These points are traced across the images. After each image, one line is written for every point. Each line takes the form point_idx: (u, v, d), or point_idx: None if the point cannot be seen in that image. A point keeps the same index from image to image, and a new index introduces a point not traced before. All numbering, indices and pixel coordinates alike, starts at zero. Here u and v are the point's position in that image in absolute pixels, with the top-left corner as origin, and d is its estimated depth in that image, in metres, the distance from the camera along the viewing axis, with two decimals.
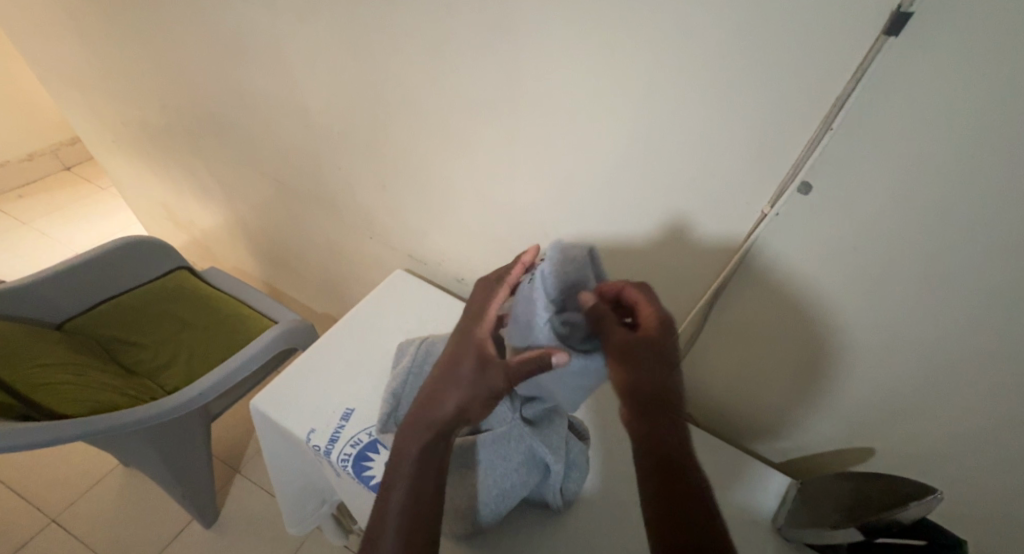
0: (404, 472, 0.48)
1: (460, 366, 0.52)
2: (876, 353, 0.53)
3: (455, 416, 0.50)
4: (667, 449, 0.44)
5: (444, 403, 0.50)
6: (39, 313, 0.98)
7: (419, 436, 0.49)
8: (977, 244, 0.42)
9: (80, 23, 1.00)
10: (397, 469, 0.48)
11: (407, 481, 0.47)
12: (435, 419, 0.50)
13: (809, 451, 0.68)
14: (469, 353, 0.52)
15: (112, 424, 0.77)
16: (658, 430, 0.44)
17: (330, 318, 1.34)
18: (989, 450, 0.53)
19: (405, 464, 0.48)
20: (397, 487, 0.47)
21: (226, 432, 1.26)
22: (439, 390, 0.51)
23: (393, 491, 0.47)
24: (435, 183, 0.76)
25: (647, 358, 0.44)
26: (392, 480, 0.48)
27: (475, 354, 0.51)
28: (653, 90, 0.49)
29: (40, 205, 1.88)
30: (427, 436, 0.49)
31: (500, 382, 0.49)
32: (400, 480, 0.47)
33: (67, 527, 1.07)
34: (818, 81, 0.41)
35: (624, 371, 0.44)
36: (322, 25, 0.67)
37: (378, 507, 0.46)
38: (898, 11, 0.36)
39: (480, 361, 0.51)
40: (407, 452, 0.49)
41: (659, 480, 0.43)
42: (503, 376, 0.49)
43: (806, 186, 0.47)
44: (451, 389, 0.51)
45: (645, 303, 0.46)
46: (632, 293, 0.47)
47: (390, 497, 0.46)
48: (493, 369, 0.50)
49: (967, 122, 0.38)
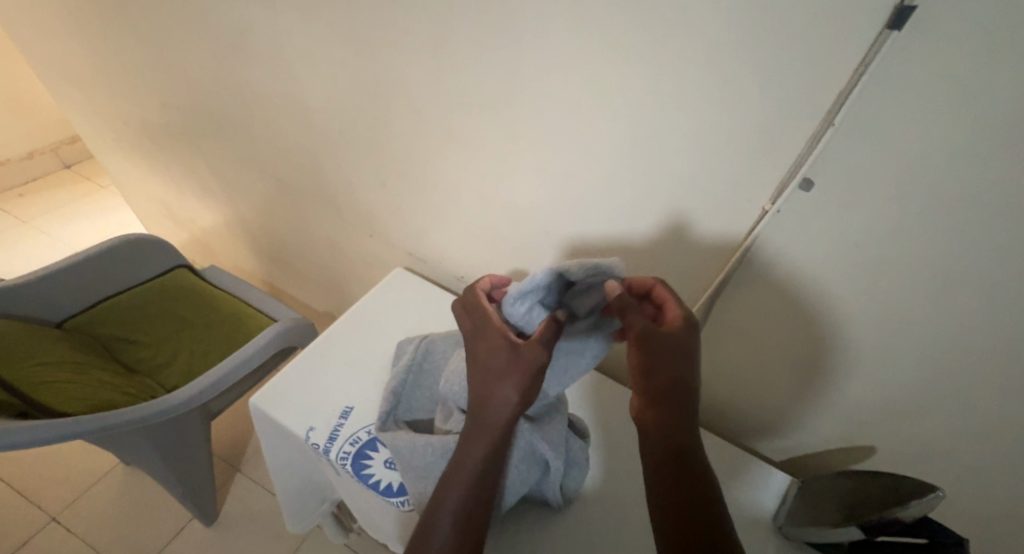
0: (463, 476, 0.47)
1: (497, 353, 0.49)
2: (877, 351, 0.53)
3: (513, 412, 0.48)
4: (679, 446, 0.43)
5: (498, 400, 0.48)
6: (39, 311, 0.99)
7: (476, 438, 0.48)
8: (980, 241, 0.42)
9: (80, 21, 1.00)
10: (455, 473, 0.48)
11: (467, 484, 0.47)
12: (492, 417, 0.48)
13: (810, 450, 0.67)
14: (497, 337, 0.49)
15: (112, 422, 0.77)
16: (671, 420, 0.44)
17: (330, 317, 1.34)
18: (992, 450, 0.53)
19: (464, 467, 0.48)
20: (453, 493, 0.47)
21: (226, 430, 1.26)
22: (490, 386, 0.48)
23: (449, 496, 0.47)
24: (434, 181, 0.76)
25: (672, 346, 0.45)
26: (449, 482, 0.48)
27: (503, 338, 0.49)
28: (654, 87, 0.49)
29: (41, 204, 1.88)
30: (484, 438, 0.48)
31: (539, 361, 0.47)
32: (457, 485, 0.47)
33: (68, 525, 1.07)
34: (819, 77, 0.41)
35: (644, 357, 0.44)
36: (321, 22, 0.67)
37: (433, 510, 0.47)
38: (901, 6, 0.36)
39: (513, 350, 0.48)
40: (464, 455, 0.48)
41: (665, 474, 0.43)
42: (543, 348, 0.47)
43: (807, 182, 0.47)
44: (503, 386, 0.48)
45: (671, 301, 0.48)
46: (662, 291, 0.49)
47: (446, 504, 0.47)
48: (526, 350, 0.47)
49: (969, 119, 0.37)
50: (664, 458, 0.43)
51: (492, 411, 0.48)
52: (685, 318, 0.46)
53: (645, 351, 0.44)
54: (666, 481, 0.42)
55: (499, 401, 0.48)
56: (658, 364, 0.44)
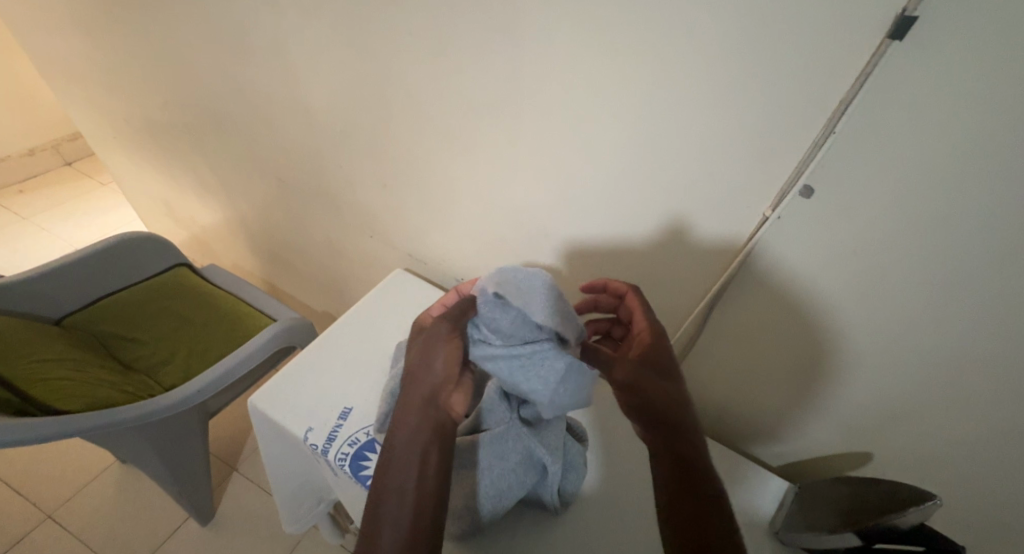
0: (399, 462, 0.45)
1: (412, 350, 0.53)
2: (875, 358, 0.53)
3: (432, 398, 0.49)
4: (679, 453, 0.44)
5: (414, 386, 0.49)
6: (39, 308, 0.99)
7: (401, 423, 0.47)
8: (978, 248, 0.42)
9: (83, 19, 1.00)
10: (388, 462, 0.45)
11: (404, 469, 0.45)
12: (411, 403, 0.48)
13: (809, 456, 0.67)
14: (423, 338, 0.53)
15: (108, 420, 0.76)
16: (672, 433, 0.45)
17: (328, 317, 1.34)
18: (988, 458, 0.53)
19: (394, 457, 0.45)
20: (395, 480, 0.44)
21: (223, 430, 1.26)
22: (409, 376, 0.50)
23: (389, 485, 0.44)
24: (435, 182, 0.76)
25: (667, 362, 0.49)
26: (385, 473, 0.45)
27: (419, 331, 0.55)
28: (655, 92, 0.49)
29: (41, 200, 1.88)
30: (409, 418, 0.47)
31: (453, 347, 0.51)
32: (397, 471, 0.45)
33: (63, 523, 1.06)
34: (819, 84, 0.41)
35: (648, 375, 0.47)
36: (324, 23, 0.67)
37: (375, 503, 0.44)
38: (902, 16, 0.36)
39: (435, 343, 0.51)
40: (393, 440, 0.47)
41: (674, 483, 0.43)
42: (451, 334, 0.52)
43: (808, 190, 0.47)
44: (419, 371, 0.50)
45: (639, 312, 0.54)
46: (634, 298, 0.55)
47: (387, 492, 0.44)
48: (435, 333, 0.52)
49: (968, 127, 0.38)
50: (673, 471, 0.44)
51: (414, 391, 0.49)
52: (653, 328, 0.52)
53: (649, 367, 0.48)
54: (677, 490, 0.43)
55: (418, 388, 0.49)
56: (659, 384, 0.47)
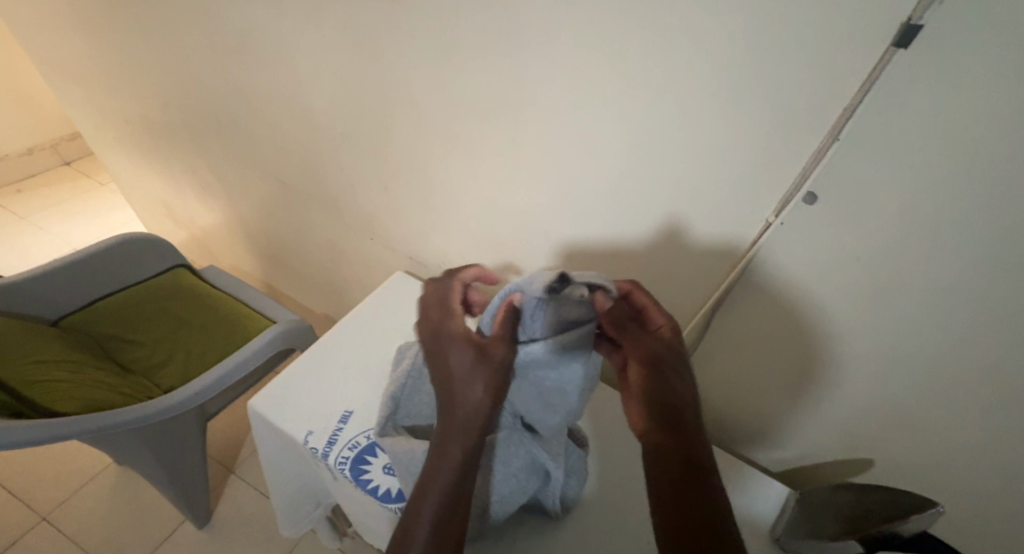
0: (444, 483, 0.44)
1: (461, 357, 0.46)
2: (877, 365, 0.53)
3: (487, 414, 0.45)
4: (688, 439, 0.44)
5: (467, 398, 0.45)
6: (37, 309, 0.98)
7: (450, 443, 0.45)
8: (981, 257, 0.42)
9: (84, 18, 1.00)
10: (431, 480, 0.45)
11: (448, 493, 0.44)
12: (464, 424, 0.45)
13: (811, 462, 0.67)
14: (460, 343, 0.48)
15: (106, 422, 0.76)
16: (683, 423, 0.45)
17: (327, 319, 1.33)
18: (989, 465, 0.53)
19: (438, 477, 0.45)
20: (435, 499, 0.44)
21: (221, 432, 1.25)
22: (464, 388, 0.45)
23: (426, 504, 0.44)
24: (436, 185, 0.76)
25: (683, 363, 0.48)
26: (425, 491, 0.45)
27: (468, 343, 0.47)
28: (660, 97, 0.49)
29: (39, 199, 1.87)
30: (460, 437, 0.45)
31: (506, 359, 0.47)
32: (437, 494, 0.44)
33: (59, 525, 1.06)
34: (823, 91, 0.41)
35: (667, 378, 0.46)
36: (328, 25, 0.67)
37: (409, 522, 0.44)
38: (908, 24, 0.36)
39: (478, 349, 0.46)
40: (441, 459, 0.45)
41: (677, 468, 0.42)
42: (506, 345, 0.47)
43: (811, 196, 0.47)
44: (472, 382, 0.45)
45: (655, 310, 0.50)
46: (640, 296, 0.51)
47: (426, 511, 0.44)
48: (493, 348, 0.47)
49: (973, 137, 0.38)
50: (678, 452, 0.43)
51: (467, 410, 0.45)
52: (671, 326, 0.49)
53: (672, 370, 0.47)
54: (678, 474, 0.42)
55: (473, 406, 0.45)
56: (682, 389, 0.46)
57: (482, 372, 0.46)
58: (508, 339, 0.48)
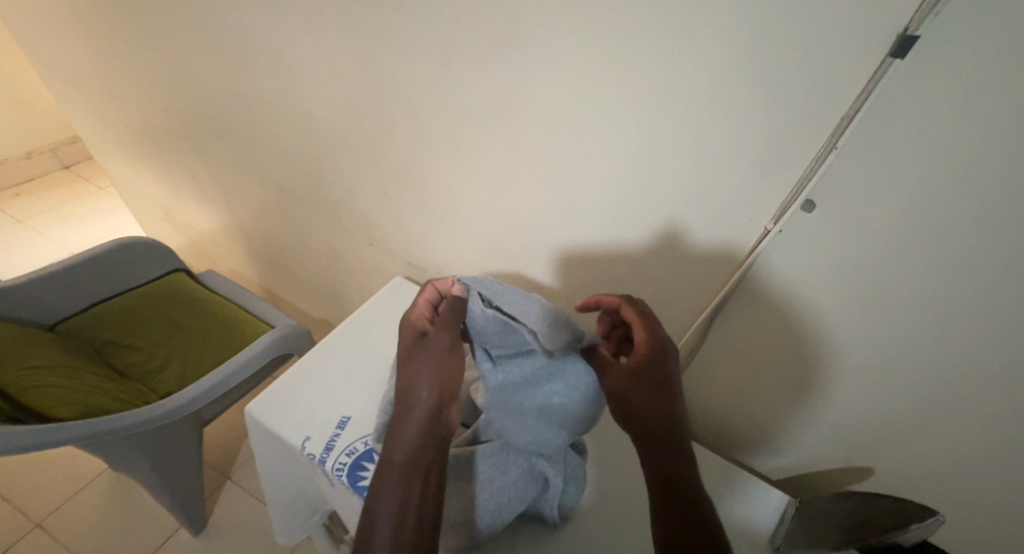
0: (394, 470, 0.46)
1: (406, 347, 0.52)
2: (875, 373, 0.53)
3: (432, 399, 0.49)
4: (666, 451, 0.46)
5: (413, 390, 0.49)
6: (33, 314, 0.98)
7: (401, 433, 0.48)
8: (982, 265, 0.42)
9: (86, 24, 1.00)
10: (383, 475, 0.46)
11: (402, 480, 0.46)
12: (410, 412, 0.48)
13: (809, 470, 0.67)
14: (408, 334, 0.53)
15: (101, 428, 0.76)
16: (662, 438, 0.47)
17: (326, 324, 1.33)
18: (990, 474, 0.53)
19: (392, 466, 0.46)
20: (387, 487, 0.45)
21: (217, 438, 1.25)
22: (406, 379, 0.50)
23: (382, 492, 0.45)
24: (435, 190, 0.76)
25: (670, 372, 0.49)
26: (379, 486, 0.46)
27: (412, 336, 0.53)
28: (659, 106, 0.49)
29: (37, 204, 1.87)
30: (409, 426, 0.48)
31: (445, 342, 0.51)
32: (392, 483, 0.46)
33: (52, 532, 1.05)
34: (821, 100, 0.42)
35: (651, 389, 0.48)
36: (329, 32, 0.67)
37: (370, 514, 0.45)
38: (904, 35, 0.37)
39: (421, 339, 0.52)
40: (390, 448, 0.47)
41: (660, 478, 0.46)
42: (447, 329, 0.51)
43: (809, 204, 0.47)
44: (417, 373, 0.50)
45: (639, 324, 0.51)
46: (629, 310, 0.53)
47: (379, 506, 0.45)
48: (432, 338, 0.51)
49: (970, 146, 0.38)
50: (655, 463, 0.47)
51: (410, 403, 0.49)
52: (651, 337, 0.50)
53: (655, 382, 0.48)
54: (663, 484, 0.46)
55: (420, 395, 0.49)
56: (661, 400, 0.47)
57: (423, 358, 0.50)
58: (453, 326, 0.52)
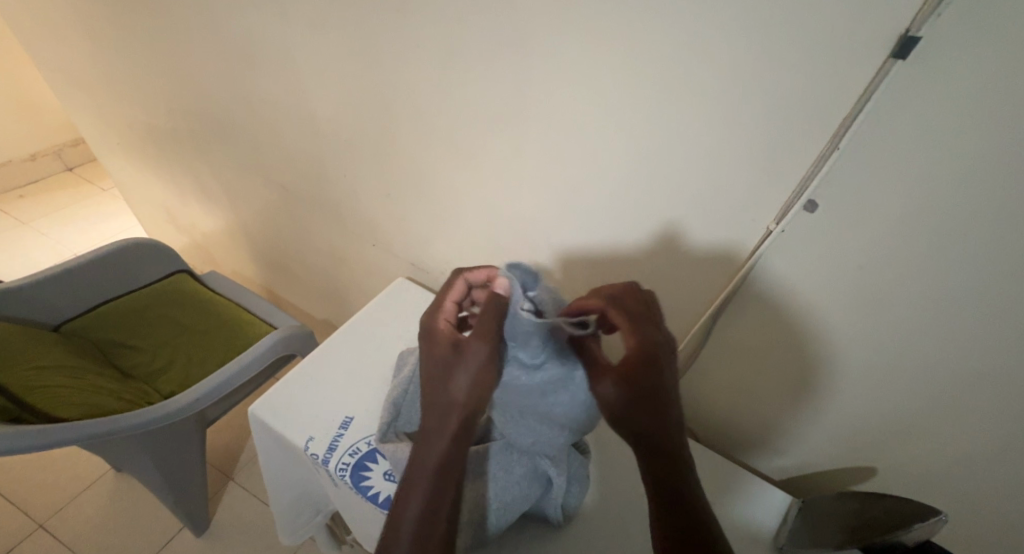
0: (422, 479, 0.46)
1: (440, 352, 0.48)
2: (878, 373, 0.53)
3: (466, 410, 0.46)
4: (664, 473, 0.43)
5: (445, 398, 0.46)
6: (38, 315, 0.98)
7: (432, 445, 0.46)
8: (984, 265, 0.42)
9: (90, 25, 1.01)
10: (412, 479, 0.46)
11: (428, 488, 0.45)
12: (442, 420, 0.46)
13: (812, 470, 0.67)
14: (442, 337, 0.49)
15: (106, 428, 0.76)
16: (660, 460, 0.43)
17: (328, 325, 1.33)
18: (993, 474, 0.52)
19: (420, 475, 0.46)
20: (413, 495, 0.46)
21: (220, 438, 1.25)
22: (438, 386, 0.47)
23: (410, 500, 0.46)
24: (437, 190, 0.76)
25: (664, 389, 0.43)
26: (406, 491, 0.46)
27: (447, 340, 0.48)
28: (662, 107, 0.49)
29: (41, 205, 1.88)
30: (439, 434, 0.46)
31: (482, 355, 0.46)
32: (418, 489, 0.46)
33: (56, 532, 1.05)
34: (823, 101, 0.42)
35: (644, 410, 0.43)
36: (332, 34, 0.67)
37: (395, 520, 0.46)
38: (905, 36, 0.37)
39: (455, 346, 0.47)
40: (420, 455, 0.46)
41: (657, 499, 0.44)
42: (483, 341, 0.46)
43: (812, 204, 0.47)
44: (449, 381, 0.46)
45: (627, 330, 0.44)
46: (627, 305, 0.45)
47: (407, 511, 0.45)
48: (469, 347, 0.47)
49: (972, 147, 0.38)
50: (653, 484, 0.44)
51: (441, 412, 0.46)
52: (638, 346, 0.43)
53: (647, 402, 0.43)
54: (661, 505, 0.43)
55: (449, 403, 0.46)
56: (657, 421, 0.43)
57: (459, 367, 0.46)
58: (488, 337, 0.46)
